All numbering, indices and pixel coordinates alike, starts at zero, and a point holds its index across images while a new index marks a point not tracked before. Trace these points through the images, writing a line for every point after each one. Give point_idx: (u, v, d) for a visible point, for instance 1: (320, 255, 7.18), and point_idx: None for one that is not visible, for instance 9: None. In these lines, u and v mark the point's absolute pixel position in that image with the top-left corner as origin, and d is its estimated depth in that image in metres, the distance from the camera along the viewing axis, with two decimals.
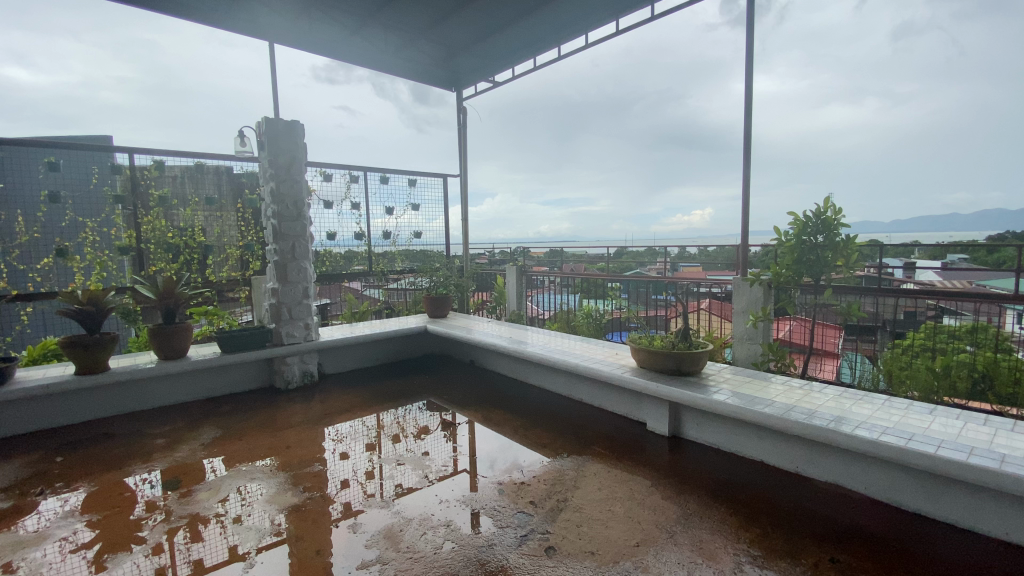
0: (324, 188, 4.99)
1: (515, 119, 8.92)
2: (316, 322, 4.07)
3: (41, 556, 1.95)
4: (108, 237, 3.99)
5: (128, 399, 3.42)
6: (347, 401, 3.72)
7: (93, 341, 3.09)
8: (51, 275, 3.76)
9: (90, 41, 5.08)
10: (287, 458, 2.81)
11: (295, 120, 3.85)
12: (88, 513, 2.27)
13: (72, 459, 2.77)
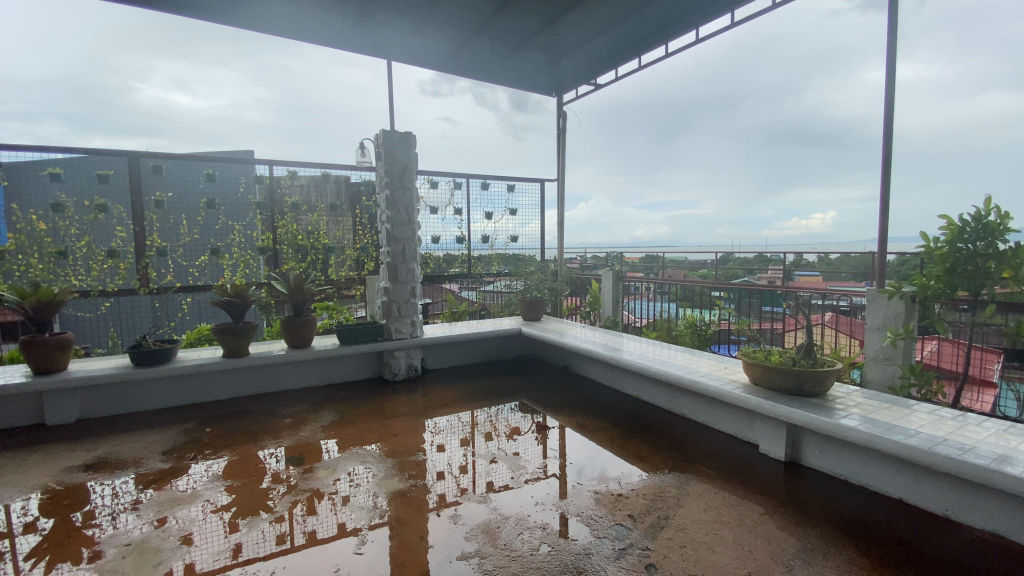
0: (430, 195, 5.29)
1: (613, 121, 8.75)
2: (421, 320, 4.29)
3: (192, 513, 2.27)
4: (250, 238, 4.56)
5: (262, 381, 3.87)
6: (447, 396, 3.88)
7: (238, 328, 3.54)
8: (205, 271, 4.45)
9: (239, 69, 5.92)
10: (393, 446, 2.99)
11: (409, 132, 4.11)
12: (229, 479, 2.60)
13: (218, 431, 3.20)
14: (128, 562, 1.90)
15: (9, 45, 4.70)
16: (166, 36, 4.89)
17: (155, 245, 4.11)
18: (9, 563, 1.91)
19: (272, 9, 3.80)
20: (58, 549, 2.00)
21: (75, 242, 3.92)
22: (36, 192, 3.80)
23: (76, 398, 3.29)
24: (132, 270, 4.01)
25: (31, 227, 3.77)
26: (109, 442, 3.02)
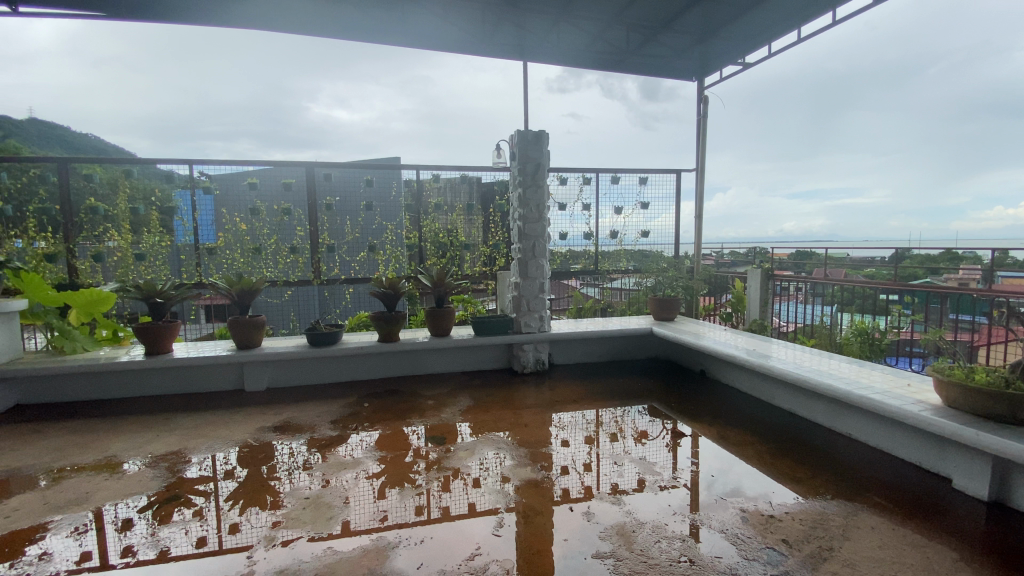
0: (560, 191, 5.33)
1: (760, 100, 7.95)
2: (549, 315, 4.35)
3: (354, 477, 2.59)
4: (400, 237, 5.03)
5: (407, 365, 4.25)
6: (576, 392, 3.89)
7: (391, 316, 3.94)
8: (363, 266, 5.00)
9: (386, 84, 6.55)
10: (525, 436, 3.08)
11: (543, 130, 4.18)
12: (381, 451, 2.91)
13: (374, 406, 3.59)
14: (306, 513, 2.23)
15: (222, 63, 5.84)
16: (331, 60, 5.63)
17: (326, 242, 4.75)
18: (223, 503, 2.36)
19: (421, 23, 4.14)
20: (255, 496, 2.42)
21: (266, 239, 4.75)
22: (239, 199, 4.67)
23: (266, 369, 3.94)
24: (308, 264, 4.69)
25: (235, 227, 4.65)
26: (289, 409, 3.57)
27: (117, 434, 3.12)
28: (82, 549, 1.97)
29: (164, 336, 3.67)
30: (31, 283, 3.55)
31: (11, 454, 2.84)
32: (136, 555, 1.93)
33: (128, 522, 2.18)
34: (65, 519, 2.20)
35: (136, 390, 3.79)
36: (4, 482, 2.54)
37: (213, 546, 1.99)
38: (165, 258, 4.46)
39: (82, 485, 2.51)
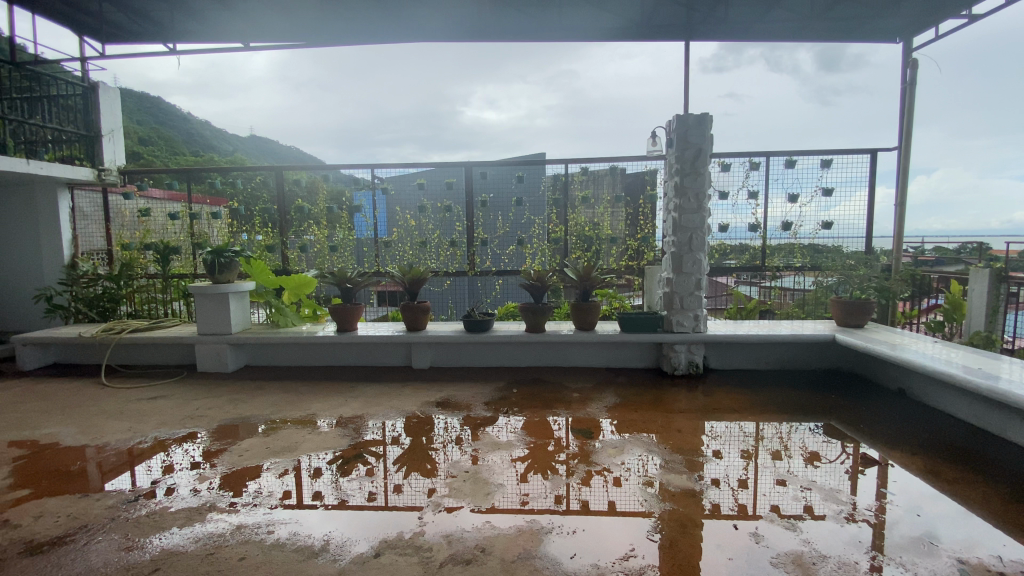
0: (721, 178, 4.91)
1: (989, 56, 6.35)
2: (705, 314, 4.05)
3: (503, 459, 2.71)
4: (546, 230, 5.06)
5: (555, 357, 4.32)
6: (735, 400, 3.57)
7: (538, 308, 4.05)
8: (511, 258, 5.14)
9: (535, 81, 6.73)
10: (678, 441, 2.92)
11: (706, 113, 3.88)
12: (532, 436, 3.00)
13: (522, 393, 3.73)
14: (466, 486, 2.40)
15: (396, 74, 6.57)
16: (487, 64, 5.95)
17: (480, 236, 5.03)
18: (392, 465, 2.66)
19: (577, 12, 4.16)
20: (418, 463, 2.69)
21: (431, 233, 5.18)
22: (408, 198, 5.11)
23: (429, 350, 4.34)
24: (464, 256, 5.06)
25: (407, 224, 5.15)
26: (448, 387, 3.88)
27: (315, 396, 3.72)
28: (287, 489, 2.39)
29: (350, 316, 4.27)
30: (257, 268, 4.42)
31: (243, 404, 3.55)
32: (328, 500, 2.28)
33: (318, 472, 2.58)
34: (278, 462, 2.69)
35: (327, 360, 4.47)
36: (237, 426, 3.20)
37: (384, 502, 2.26)
38: (351, 250, 5.18)
39: (291, 435, 3.05)
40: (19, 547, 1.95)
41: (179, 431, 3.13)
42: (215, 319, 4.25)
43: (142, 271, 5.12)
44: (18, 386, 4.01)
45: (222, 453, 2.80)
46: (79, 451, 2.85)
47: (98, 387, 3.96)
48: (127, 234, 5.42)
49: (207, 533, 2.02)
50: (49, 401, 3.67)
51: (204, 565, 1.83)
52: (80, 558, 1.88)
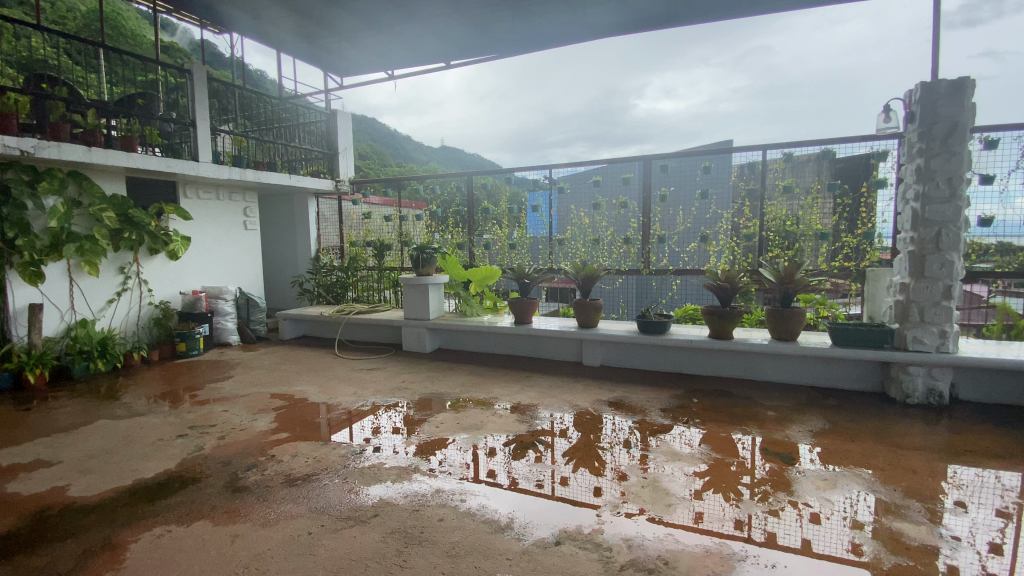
0: (983, 158, 3.82)
1: None
2: (956, 331, 3.23)
3: (680, 470, 2.55)
4: (737, 226, 4.64)
5: (743, 367, 3.91)
6: (998, 444, 2.77)
7: (726, 312, 3.72)
8: (693, 256, 4.83)
9: None
10: (910, 483, 2.38)
11: (967, 76, 3.09)
12: (717, 451, 2.76)
13: (704, 404, 3.46)
14: (645, 492, 2.32)
15: None
16: None
17: (657, 233, 4.80)
18: (567, 457, 2.71)
19: None
20: (592, 459, 2.68)
21: (605, 231, 5.12)
22: (584, 196, 5.13)
23: (602, 348, 4.32)
24: (638, 254, 4.88)
25: (580, 222, 5.21)
26: (621, 388, 3.81)
27: (495, 382, 4.00)
28: (474, 464, 2.61)
29: (528, 310, 4.47)
30: (450, 263, 4.92)
31: (436, 382, 4.00)
32: (509, 480, 2.43)
33: (498, 452, 2.77)
34: (465, 438, 2.95)
35: (506, 350, 4.77)
36: (431, 401, 3.61)
37: (560, 493, 2.31)
38: (528, 248, 5.42)
39: (476, 414, 3.32)
40: (282, 478, 2.50)
41: (387, 399, 3.67)
42: (417, 306, 4.88)
43: (362, 264, 6.16)
44: (280, 351, 5.17)
45: (420, 423, 3.20)
46: (318, 407, 3.55)
47: (331, 356, 4.88)
48: (354, 233, 6.58)
49: (413, 491, 2.32)
50: (299, 364, 4.65)
51: (410, 519, 2.10)
52: (322, 494, 2.32)
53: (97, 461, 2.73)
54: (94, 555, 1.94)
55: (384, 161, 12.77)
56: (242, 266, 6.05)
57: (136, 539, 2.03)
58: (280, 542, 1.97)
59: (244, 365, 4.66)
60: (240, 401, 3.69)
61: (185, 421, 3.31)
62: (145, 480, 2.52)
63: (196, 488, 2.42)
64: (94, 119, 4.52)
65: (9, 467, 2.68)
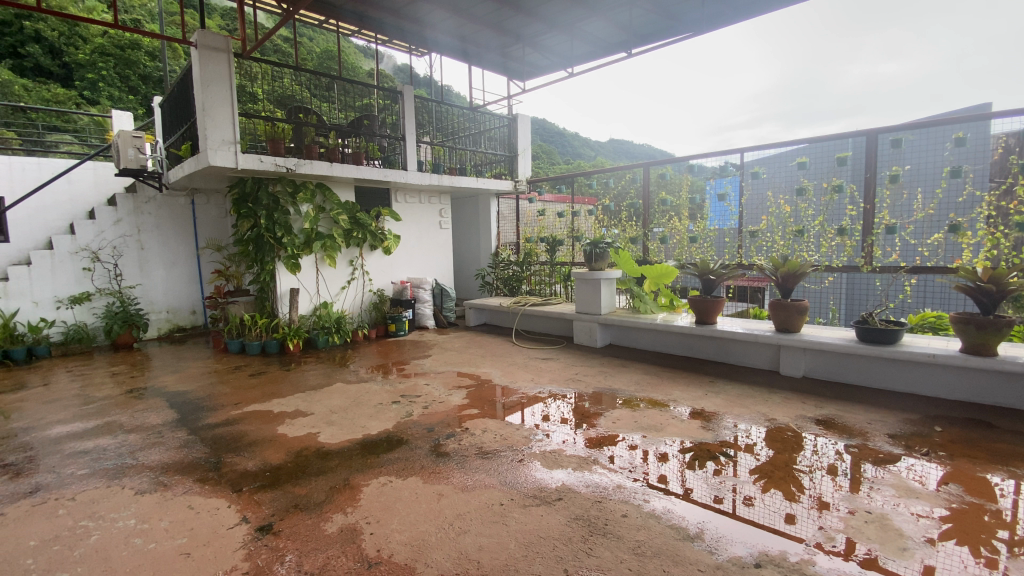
0: None
1: None
2: None
3: (911, 509, 2.10)
4: (1009, 211, 3.47)
5: (1012, 394, 3.05)
6: None
7: (988, 321, 2.97)
8: (939, 250, 3.75)
9: None
10: None
11: None
12: (970, 494, 2.19)
13: (951, 435, 2.78)
14: (866, 528, 1.97)
15: None
16: None
17: (885, 222, 3.98)
18: (756, 473, 2.45)
19: None
20: (788, 480, 2.37)
21: (812, 223, 4.27)
22: (784, 180, 4.52)
23: (804, 357, 3.79)
24: (859, 248, 4.15)
25: (779, 210, 4.43)
26: (830, 404, 3.29)
27: (674, 383, 3.81)
28: (650, 467, 2.52)
29: (711, 310, 4.15)
30: (624, 258, 4.81)
31: (611, 377, 3.99)
32: (691, 489, 2.29)
33: (678, 457, 2.63)
34: (646, 438, 2.87)
35: (687, 351, 4.50)
36: (607, 395, 3.61)
37: (752, 511, 2.09)
38: (712, 242, 4.94)
39: (654, 414, 3.21)
40: (475, 450, 2.76)
41: (563, 389, 3.78)
42: (589, 301, 4.90)
43: (536, 259, 6.44)
44: (465, 337, 5.72)
45: (597, 416, 3.21)
46: (501, 389, 3.83)
47: (509, 344, 5.23)
48: (530, 230, 6.90)
49: (596, 483, 2.35)
50: (482, 350, 5.08)
51: (594, 509, 2.12)
52: (509, 470, 2.50)
53: (336, 416, 3.38)
54: (338, 491, 2.40)
55: (552, 161, 13.18)
56: (435, 261, 6.82)
57: (367, 484, 2.45)
58: (476, 507, 2.17)
59: (437, 346, 5.28)
60: (436, 377, 4.19)
61: (396, 390, 3.88)
62: (370, 436, 3.02)
63: (408, 448, 2.82)
64: (334, 139, 5.55)
65: (280, 412, 3.48)
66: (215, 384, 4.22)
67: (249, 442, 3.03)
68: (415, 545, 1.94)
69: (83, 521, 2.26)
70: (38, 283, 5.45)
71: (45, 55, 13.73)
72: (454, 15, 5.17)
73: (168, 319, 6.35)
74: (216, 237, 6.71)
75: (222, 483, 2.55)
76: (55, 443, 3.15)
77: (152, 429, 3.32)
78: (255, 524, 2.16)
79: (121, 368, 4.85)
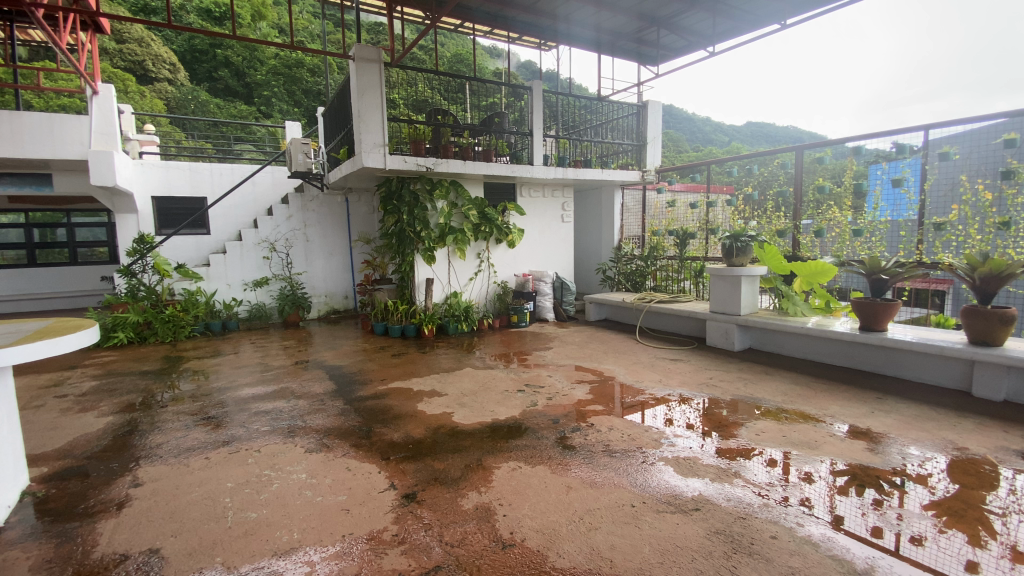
0: None
1: None
2: None
3: None
4: None
5: None
6: None
7: None
8: None
9: None
10: None
11: None
12: None
13: None
14: None
15: None
16: None
17: None
18: (931, 508, 2.07)
19: None
20: (974, 522, 1.97)
21: (1021, 212, 3.66)
22: (985, 162, 3.87)
23: (1009, 378, 3.12)
24: None
25: (976, 197, 3.78)
26: None
27: (828, 396, 3.39)
28: (792, 486, 2.27)
29: (879, 314, 3.59)
30: (769, 253, 4.37)
31: (750, 384, 3.66)
32: (845, 517, 2.01)
33: (827, 479, 2.32)
34: (794, 455, 2.58)
35: (847, 361, 3.97)
36: (745, 403, 3.33)
37: (928, 553, 1.78)
38: (883, 234, 4.26)
39: (804, 430, 2.88)
40: (603, 446, 2.72)
41: (696, 393, 3.57)
42: (727, 299, 4.56)
43: (663, 254, 6.16)
44: (587, 331, 5.68)
45: (737, 426, 2.96)
46: (628, 387, 3.73)
47: (633, 341, 5.08)
48: (656, 222, 6.52)
49: (738, 498, 2.17)
50: (605, 345, 5.00)
51: (737, 525, 1.97)
52: (640, 473, 2.42)
53: (467, 399, 3.57)
54: (472, 470, 2.53)
55: (679, 150, 12.50)
56: (558, 255, 6.86)
57: (498, 467, 2.55)
58: (606, 506, 2.14)
59: (559, 339, 5.32)
60: (559, 369, 4.23)
61: (521, 379, 4.00)
62: (498, 420, 3.15)
63: (536, 437, 2.88)
64: (468, 138, 5.87)
65: (418, 391, 3.78)
66: (363, 361, 4.73)
67: (394, 416, 3.34)
68: (547, 533, 1.97)
69: (267, 470, 2.68)
70: (232, 268, 6.59)
71: (233, 78, 16.43)
72: (587, 4, 5.09)
73: (326, 303, 7.26)
74: (366, 231, 7.50)
75: (373, 450, 2.84)
76: (243, 403, 3.78)
77: (316, 397, 3.83)
78: (402, 492, 2.38)
79: (290, 342, 5.66)
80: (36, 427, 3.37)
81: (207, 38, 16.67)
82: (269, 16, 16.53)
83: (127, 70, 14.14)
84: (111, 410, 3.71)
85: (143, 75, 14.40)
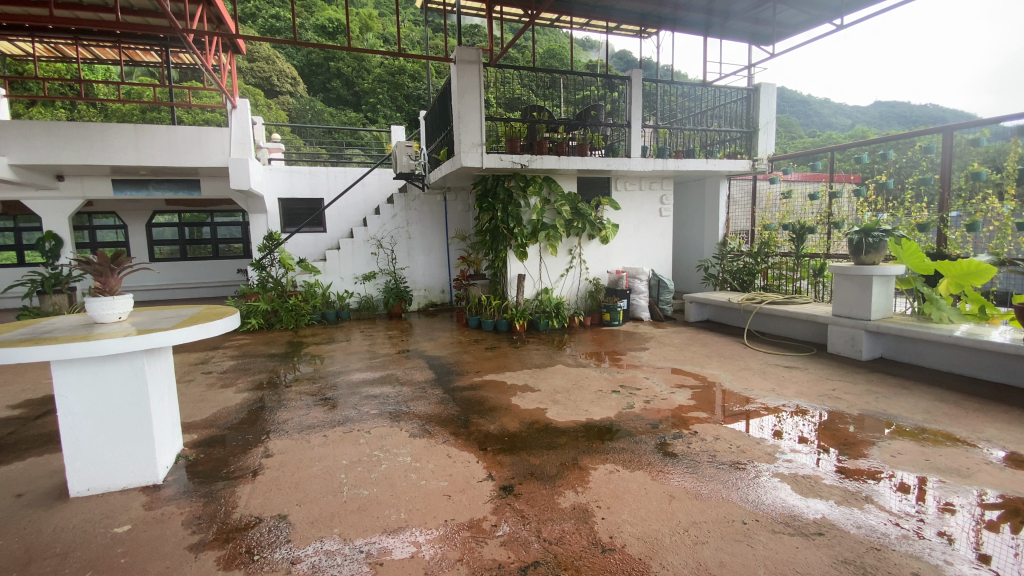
0: None
1: None
2: None
3: None
4: None
5: None
6: None
7: None
8: None
9: None
10: None
11: None
12: None
13: None
14: None
15: None
16: None
17: None
18: None
19: None
20: None
21: None
22: None
23: None
24: None
25: None
26: None
27: (984, 417, 2.90)
28: (934, 517, 1.98)
29: None
30: (909, 250, 3.78)
31: (882, 399, 3.24)
32: (1003, 561, 1.71)
33: (979, 513, 1.99)
34: (937, 482, 2.24)
35: (1010, 379, 3.36)
36: (875, 420, 2.95)
37: None
38: None
39: (952, 454, 2.49)
40: (708, 456, 2.57)
41: (814, 405, 3.24)
42: (855, 300, 4.07)
43: (776, 249, 5.72)
44: (686, 332, 5.40)
45: (866, 445, 2.64)
46: (735, 394, 3.49)
47: (738, 345, 4.74)
48: (768, 215, 5.99)
49: (870, 526, 1.93)
50: (707, 347, 4.72)
51: (869, 556, 1.76)
52: (751, 488, 2.24)
53: (561, 396, 3.56)
54: (569, 469, 2.52)
55: (792, 136, 11.42)
56: (656, 251, 6.60)
57: (594, 467, 2.51)
58: (714, 520, 2.02)
59: (656, 339, 5.12)
60: (657, 371, 4.07)
61: (617, 379, 3.90)
62: (594, 420, 3.10)
63: (634, 441, 2.79)
64: (563, 133, 5.83)
65: (513, 385, 3.85)
66: (460, 353, 4.91)
67: (490, 408, 3.43)
68: (649, 542, 1.90)
69: (376, 451, 2.88)
70: (344, 263, 7.18)
71: (344, 88, 17.85)
72: None
73: (425, 297, 7.65)
74: (462, 227, 7.75)
75: (471, 440, 2.94)
76: (354, 386, 4.10)
77: (417, 385, 4.04)
78: (500, 483, 2.43)
79: (394, 332, 6.04)
80: (190, 398, 3.93)
81: (322, 52, 18.25)
82: (375, 27, 17.72)
83: (257, 85, 15.98)
84: (246, 387, 4.22)
85: (270, 89, 16.16)
